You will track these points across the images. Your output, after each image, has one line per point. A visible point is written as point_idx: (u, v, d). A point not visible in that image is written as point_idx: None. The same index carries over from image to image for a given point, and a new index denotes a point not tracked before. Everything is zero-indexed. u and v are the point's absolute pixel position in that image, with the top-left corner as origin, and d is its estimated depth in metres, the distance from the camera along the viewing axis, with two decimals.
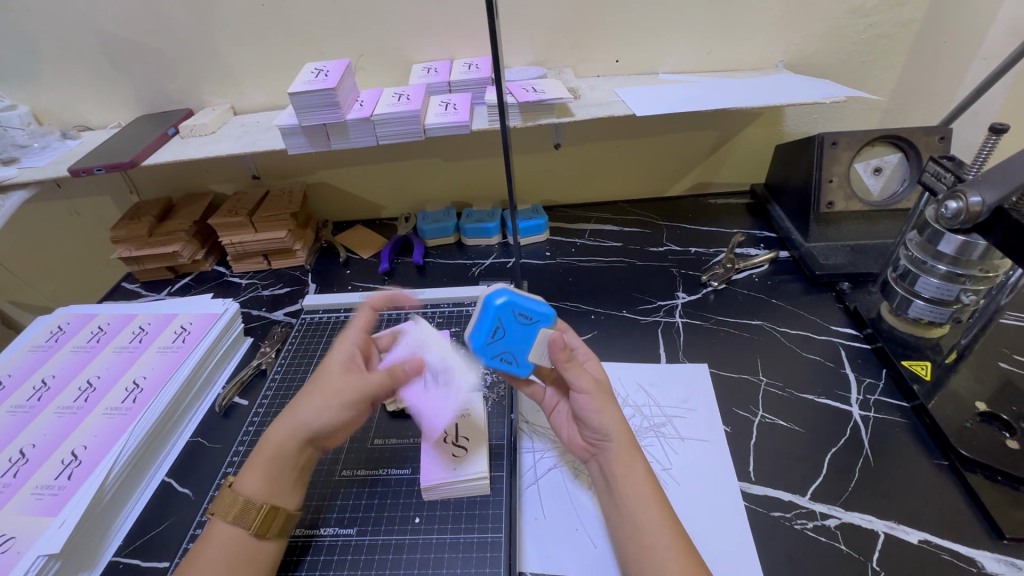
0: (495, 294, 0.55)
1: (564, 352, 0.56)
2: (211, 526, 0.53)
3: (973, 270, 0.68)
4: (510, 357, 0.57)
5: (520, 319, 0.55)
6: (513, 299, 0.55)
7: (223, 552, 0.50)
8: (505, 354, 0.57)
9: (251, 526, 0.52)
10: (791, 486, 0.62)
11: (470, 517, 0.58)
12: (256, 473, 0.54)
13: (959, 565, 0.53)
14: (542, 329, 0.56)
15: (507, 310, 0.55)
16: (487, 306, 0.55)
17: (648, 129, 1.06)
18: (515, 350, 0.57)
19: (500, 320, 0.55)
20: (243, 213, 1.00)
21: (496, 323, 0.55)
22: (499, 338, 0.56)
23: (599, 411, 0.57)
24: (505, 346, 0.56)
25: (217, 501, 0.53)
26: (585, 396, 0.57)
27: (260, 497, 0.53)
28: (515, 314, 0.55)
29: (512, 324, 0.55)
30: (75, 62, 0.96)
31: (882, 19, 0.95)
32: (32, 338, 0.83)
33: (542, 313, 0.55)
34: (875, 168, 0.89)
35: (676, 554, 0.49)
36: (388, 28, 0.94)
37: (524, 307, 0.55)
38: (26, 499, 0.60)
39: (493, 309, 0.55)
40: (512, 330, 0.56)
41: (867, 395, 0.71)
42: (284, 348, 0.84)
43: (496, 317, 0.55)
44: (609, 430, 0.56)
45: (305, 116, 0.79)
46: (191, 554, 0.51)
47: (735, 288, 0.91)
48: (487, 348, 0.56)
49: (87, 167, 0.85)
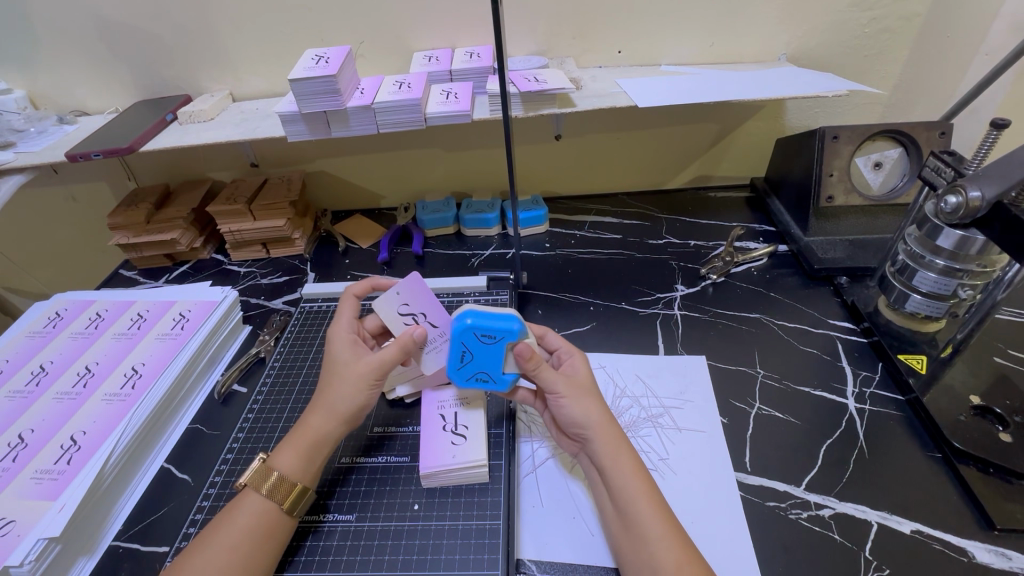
0: (463, 317, 0.58)
1: (532, 359, 0.57)
2: (240, 498, 0.53)
3: (971, 265, 0.68)
4: (486, 377, 0.60)
5: (482, 340, 0.58)
6: (477, 321, 0.57)
7: (252, 523, 0.51)
8: (481, 374, 0.60)
9: (281, 502, 0.53)
10: (787, 477, 0.62)
11: (469, 504, 0.58)
12: (292, 452, 0.56)
13: (951, 555, 0.54)
14: (508, 345, 0.58)
15: (470, 332, 0.58)
16: (453, 332, 0.58)
17: (649, 121, 1.06)
18: (489, 370, 0.59)
19: (468, 345, 0.58)
20: (242, 200, 1.00)
21: (463, 347, 0.59)
22: (468, 362, 0.59)
23: (575, 405, 0.58)
24: (476, 369, 0.60)
25: (252, 473, 0.54)
26: (558, 395, 0.58)
27: (296, 476, 0.55)
28: (478, 335, 0.58)
29: (477, 347, 0.58)
30: (71, 46, 0.95)
31: (885, 13, 0.94)
32: (30, 324, 0.83)
33: (506, 329, 0.57)
34: (875, 162, 0.89)
35: (671, 542, 0.49)
36: (389, 16, 0.93)
37: (485, 328, 0.57)
38: (25, 483, 0.60)
39: (458, 334, 0.58)
40: (478, 352, 0.58)
41: (863, 388, 0.72)
42: (282, 336, 0.84)
43: (462, 343, 0.58)
44: (586, 421, 0.57)
45: (304, 103, 0.78)
46: (218, 524, 0.51)
47: (734, 281, 0.91)
48: (462, 370, 0.60)
49: (85, 152, 0.85)
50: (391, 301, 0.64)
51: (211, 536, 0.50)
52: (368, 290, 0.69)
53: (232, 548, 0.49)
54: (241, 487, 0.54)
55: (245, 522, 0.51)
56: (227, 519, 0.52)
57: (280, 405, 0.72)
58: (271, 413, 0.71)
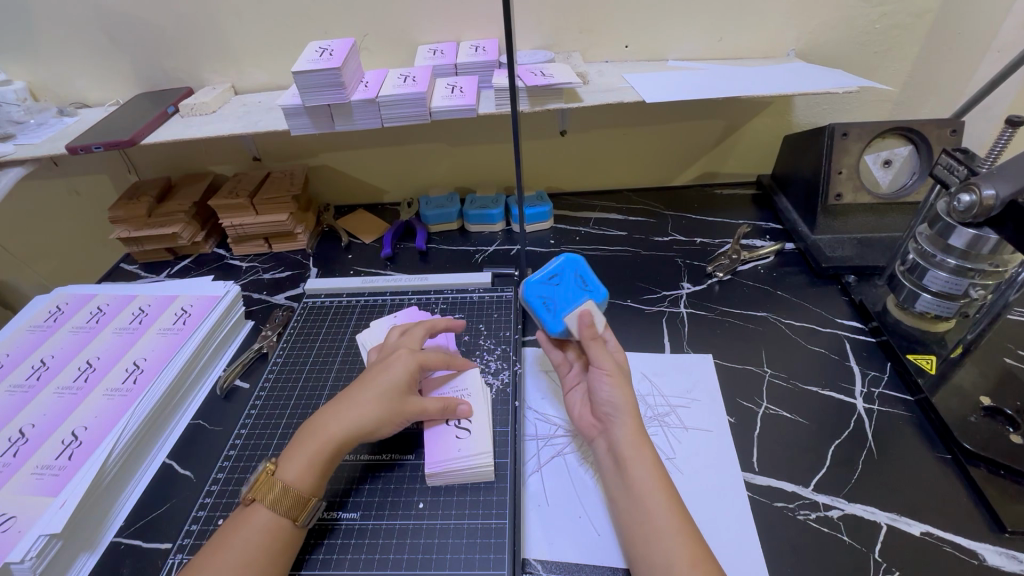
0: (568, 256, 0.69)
1: (590, 328, 0.60)
2: (247, 511, 0.53)
3: (983, 264, 0.67)
4: (547, 302, 0.64)
5: (577, 280, 0.66)
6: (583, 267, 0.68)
7: (262, 539, 0.50)
8: (546, 299, 0.64)
9: (291, 517, 0.52)
10: (794, 477, 0.62)
11: (474, 502, 0.58)
12: (297, 463, 0.55)
13: (960, 557, 0.54)
14: (586, 300, 0.64)
15: (573, 267, 0.68)
16: (563, 260, 0.67)
17: (655, 116, 1.05)
18: (554, 302, 0.64)
19: (564, 272, 0.67)
20: (244, 195, 0.99)
21: (557, 273, 0.67)
22: (553, 283, 0.66)
23: (612, 385, 0.58)
24: (550, 293, 0.65)
25: (257, 487, 0.53)
26: (603, 370, 0.59)
27: (302, 487, 0.54)
28: (576, 275, 0.67)
29: (570, 282, 0.66)
30: (72, 36, 0.94)
31: (896, 9, 0.93)
32: (30, 318, 0.82)
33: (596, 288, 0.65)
34: (884, 160, 0.88)
35: (683, 539, 0.49)
36: (394, 8, 0.92)
37: (586, 276, 0.67)
38: (25, 479, 0.59)
39: (568, 261, 0.68)
40: (569, 286, 0.66)
41: (871, 388, 0.71)
42: (285, 332, 0.83)
43: (561, 270, 0.67)
44: (619, 405, 0.58)
45: (308, 96, 0.77)
46: (225, 539, 0.50)
47: (741, 279, 0.91)
48: (540, 284, 0.65)
49: (86, 144, 0.84)
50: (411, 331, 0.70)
51: (222, 546, 0.50)
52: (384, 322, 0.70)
53: (243, 566, 0.48)
54: (247, 500, 0.53)
55: (256, 535, 0.51)
56: (237, 531, 0.51)
57: (283, 401, 0.71)
58: (274, 410, 0.70)
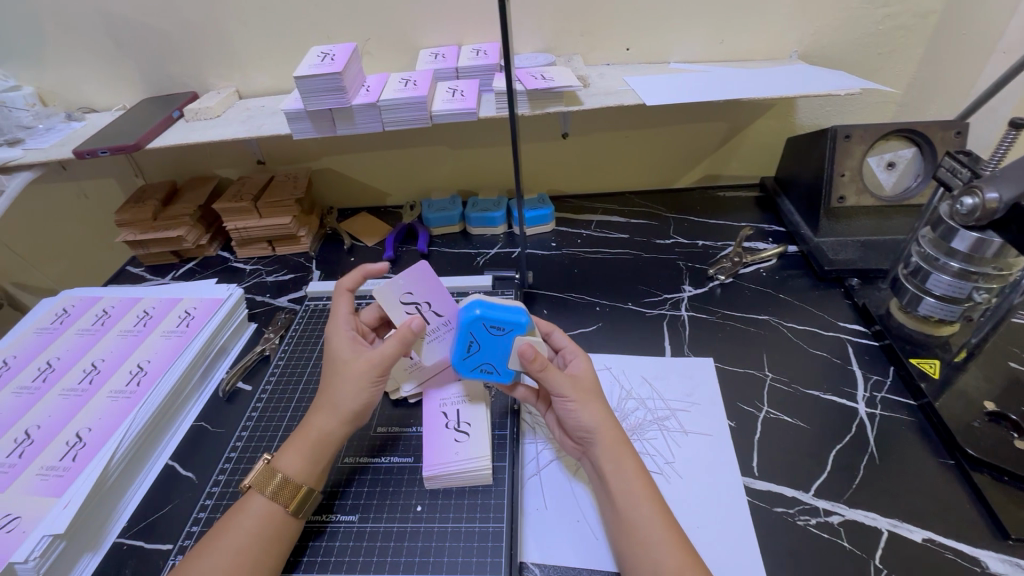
0: (469, 308, 0.57)
1: (536, 361, 0.56)
2: (245, 500, 0.53)
3: (986, 268, 0.67)
4: (490, 368, 0.60)
5: (492, 331, 0.57)
6: (485, 312, 0.57)
7: (255, 526, 0.51)
8: (485, 366, 0.60)
9: (285, 504, 0.53)
10: (796, 482, 0.61)
11: (472, 506, 0.58)
12: (295, 454, 0.56)
13: (962, 564, 0.53)
14: (517, 338, 0.57)
15: (478, 324, 0.57)
16: (461, 321, 0.57)
17: (657, 118, 1.05)
18: (494, 362, 0.59)
19: (474, 334, 0.57)
20: (248, 197, 0.99)
21: (470, 338, 0.58)
22: (475, 352, 0.58)
23: (581, 409, 0.57)
24: (481, 359, 0.59)
25: (255, 475, 0.54)
26: (565, 397, 0.57)
27: (300, 477, 0.55)
28: (486, 326, 0.57)
29: (485, 337, 0.57)
30: (79, 43, 0.95)
31: (900, 10, 0.92)
32: (37, 321, 0.84)
33: (515, 321, 0.57)
34: (888, 162, 0.87)
35: (675, 549, 0.49)
36: (395, 13, 0.93)
37: (495, 320, 0.57)
38: (31, 480, 0.60)
39: (465, 324, 0.57)
40: (486, 343, 0.58)
41: (873, 393, 0.71)
42: (287, 334, 0.84)
43: (469, 333, 0.57)
44: (591, 426, 0.56)
45: (310, 101, 0.78)
46: (222, 527, 0.51)
47: (743, 282, 0.90)
48: (467, 360, 0.59)
49: (92, 149, 0.85)
50: (394, 288, 0.62)
51: (213, 543, 0.50)
52: (361, 282, 0.68)
53: (236, 552, 0.49)
54: (246, 489, 0.54)
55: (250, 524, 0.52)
56: (233, 520, 0.52)
57: (285, 403, 0.72)
58: (275, 411, 0.71)
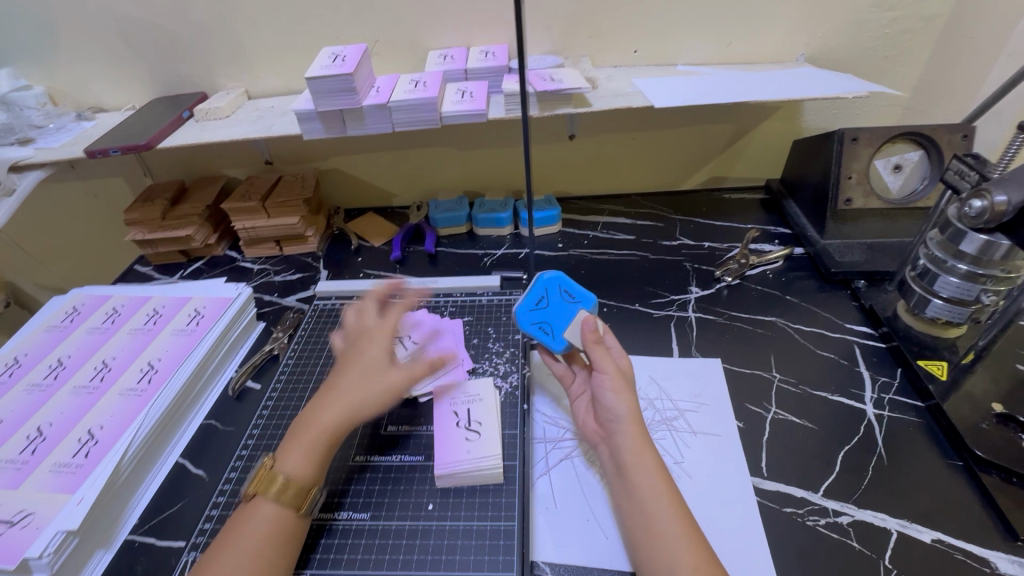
0: (547, 272, 0.69)
1: (593, 334, 0.62)
2: (250, 505, 0.53)
3: (994, 270, 0.67)
4: (546, 329, 0.65)
5: (564, 296, 0.67)
6: (562, 278, 0.68)
7: (265, 530, 0.51)
8: (543, 326, 0.65)
9: (295, 507, 0.53)
10: (805, 483, 0.62)
11: (482, 504, 0.58)
12: (299, 456, 0.55)
13: (972, 565, 0.53)
14: (581, 310, 0.66)
15: (553, 285, 0.68)
16: (541, 279, 0.69)
17: (664, 120, 1.05)
18: (553, 324, 0.65)
19: (547, 292, 0.67)
20: (256, 198, 1.00)
21: (542, 294, 0.68)
22: (543, 306, 0.67)
23: (612, 392, 0.58)
24: (544, 317, 0.66)
25: (257, 481, 0.54)
26: (604, 377, 0.59)
27: (303, 479, 0.54)
28: (561, 290, 0.68)
29: (556, 299, 0.67)
30: (90, 43, 0.96)
31: (907, 14, 0.93)
32: (47, 319, 0.84)
33: (585, 296, 0.67)
34: (895, 165, 0.88)
35: (688, 546, 0.49)
36: (405, 16, 0.93)
37: (570, 287, 0.68)
38: (44, 476, 0.61)
39: (546, 281, 0.68)
40: (555, 302, 0.67)
41: (881, 394, 0.71)
42: (296, 334, 0.84)
43: (543, 290, 0.68)
44: (621, 410, 0.57)
45: (321, 101, 0.78)
46: (228, 535, 0.51)
47: (749, 284, 0.91)
48: (531, 315, 0.67)
49: (104, 148, 0.85)
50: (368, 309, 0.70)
51: (227, 544, 0.50)
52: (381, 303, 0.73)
53: (249, 559, 0.49)
54: (247, 494, 0.54)
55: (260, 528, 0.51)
56: (240, 525, 0.52)
57: (294, 403, 0.72)
58: (285, 410, 0.71)
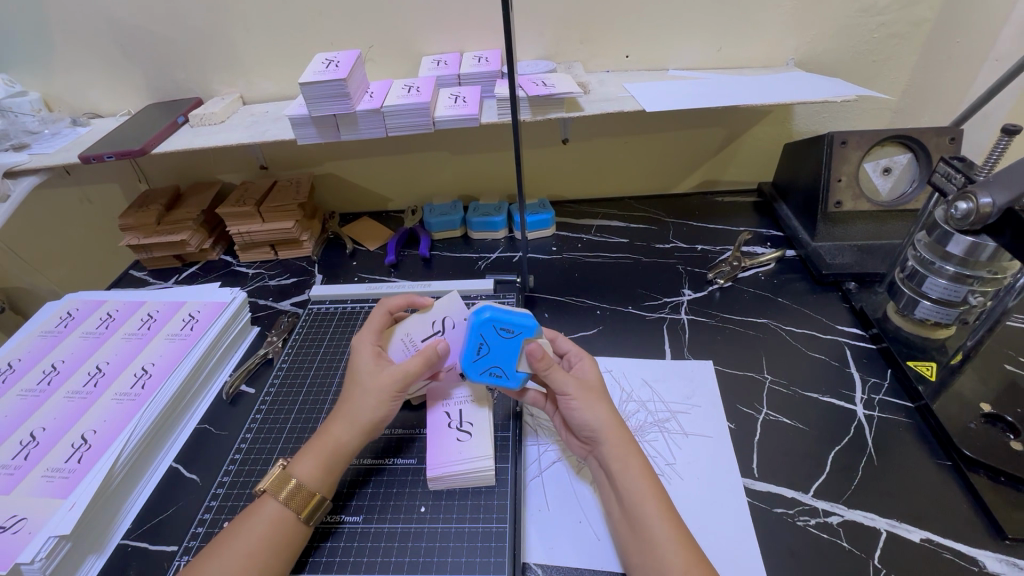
0: (481, 311, 0.60)
1: (543, 360, 0.58)
2: (258, 504, 0.54)
3: (981, 271, 0.68)
4: (499, 371, 0.60)
5: (502, 333, 0.59)
6: (496, 315, 0.59)
7: (268, 529, 0.52)
8: (493, 369, 0.60)
9: (298, 511, 0.53)
10: (795, 483, 0.62)
11: (474, 507, 0.58)
12: (312, 460, 0.56)
13: (961, 564, 0.54)
14: (525, 341, 0.59)
15: (490, 325, 0.59)
16: (471, 325, 0.60)
17: (657, 124, 1.06)
18: (502, 365, 0.60)
19: (484, 338, 0.59)
20: (251, 202, 1.00)
21: (481, 340, 0.60)
22: (484, 354, 0.60)
23: (586, 410, 0.58)
24: (491, 362, 0.60)
25: (271, 479, 0.55)
26: (569, 397, 0.58)
27: (314, 485, 0.55)
28: (498, 329, 0.59)
29: (495, 339, 0.59)
30: (86, 50, 0.96)
31: (894, 19, 0.94)
32: (41, 324, 0.84)
33: (525, 324, 0.59)
34: (884, 168, 0.89)
35: (678, 547, 0.49)
36: (399, 22, 0.94)
37: (506, 322, 0.59)
38: (36, 482, 0.61)
39: (477, 326, 0.59)
40: (495, 346, 0.59)
41: (871, 395, 0.72)
42: (290, 338, 0.85)
43: (480, 335, 0.59)
44: (597, 426, 0.57)
45: (315, 106, 0.79)
46: (231, 532, 0.51)
47: (741, 286, 0.91)
48: (476, 364, 0.60)
49: (98, 154, 0.85)
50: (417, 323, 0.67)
51: (224, 544, 0.50)
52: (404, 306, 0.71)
53: (247, 556, 0.49)
54: (259, 493, 0.55)
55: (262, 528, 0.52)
56: (244, 524, 0.52)
57: (288, 406, 0.72)
58: (279, 414, 0.71)
